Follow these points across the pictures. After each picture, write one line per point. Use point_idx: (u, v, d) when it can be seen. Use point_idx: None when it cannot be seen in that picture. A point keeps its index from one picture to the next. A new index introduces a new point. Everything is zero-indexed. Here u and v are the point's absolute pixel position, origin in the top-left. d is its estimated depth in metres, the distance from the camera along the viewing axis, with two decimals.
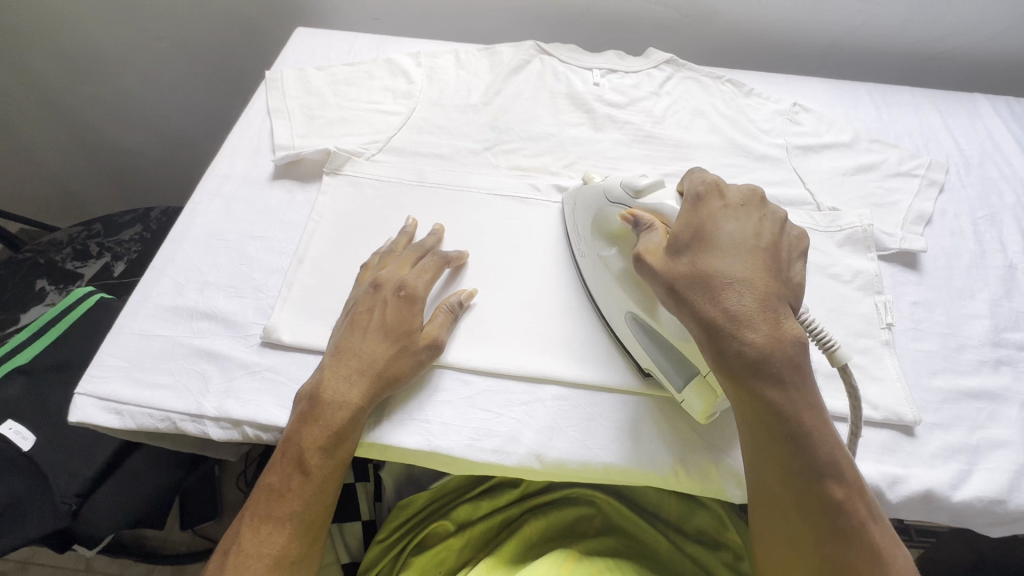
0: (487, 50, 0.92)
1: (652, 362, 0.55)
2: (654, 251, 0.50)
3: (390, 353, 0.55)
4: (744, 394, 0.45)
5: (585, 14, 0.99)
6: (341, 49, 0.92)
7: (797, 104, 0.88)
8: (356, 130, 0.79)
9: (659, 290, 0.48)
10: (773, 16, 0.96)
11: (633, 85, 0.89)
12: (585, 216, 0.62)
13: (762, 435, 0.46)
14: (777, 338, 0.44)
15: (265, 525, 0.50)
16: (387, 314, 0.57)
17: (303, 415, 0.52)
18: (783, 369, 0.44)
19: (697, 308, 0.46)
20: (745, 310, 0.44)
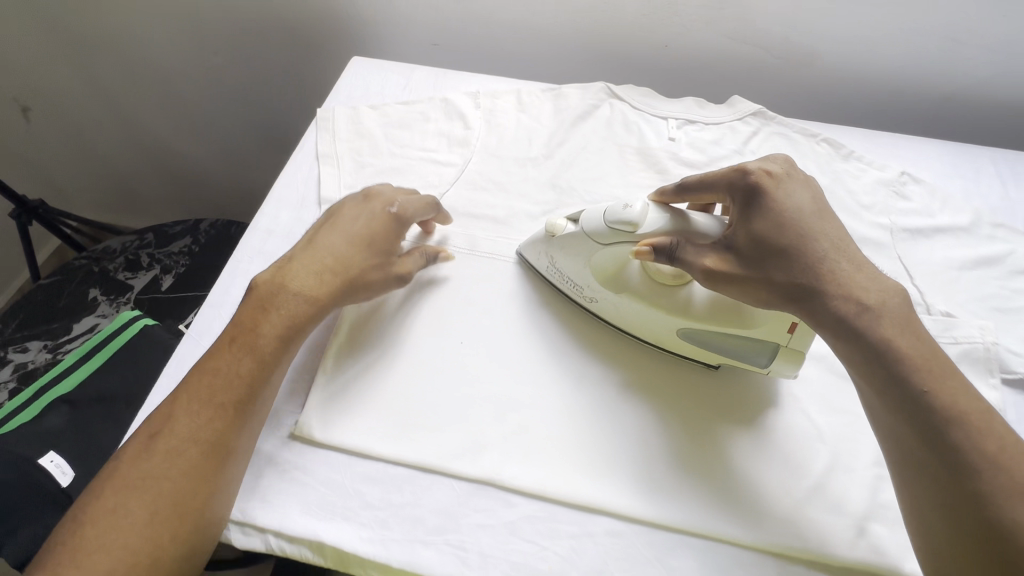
0: (553, 92, 0.84)
1: (725, 355, 0.58)
2: (718, 258, 0.52)
3: (360, 261, 0.59)
4: (863, 349, 0.47)
5: (662, 51, 0.90)
6: (396, 83, 0.87)
7: (905, 172, 0.76)
8: (407, 183, 0.74)
9: (755, 280, 0.51)
10: (883, 62, 0.84)
11: (713, 140, 0.79)
12: (566, 260, 0.62)
13: (887, 391, 0.47)
14: (879, 293, 0.48)
15: (152, 471, 0.47)
16: (369, 226, 0.60)
17: (236, 343, 0.54)
18: (900, 320, 0.47)
19: (809, 285, 0.50)
20: (841, 269, 0.50)
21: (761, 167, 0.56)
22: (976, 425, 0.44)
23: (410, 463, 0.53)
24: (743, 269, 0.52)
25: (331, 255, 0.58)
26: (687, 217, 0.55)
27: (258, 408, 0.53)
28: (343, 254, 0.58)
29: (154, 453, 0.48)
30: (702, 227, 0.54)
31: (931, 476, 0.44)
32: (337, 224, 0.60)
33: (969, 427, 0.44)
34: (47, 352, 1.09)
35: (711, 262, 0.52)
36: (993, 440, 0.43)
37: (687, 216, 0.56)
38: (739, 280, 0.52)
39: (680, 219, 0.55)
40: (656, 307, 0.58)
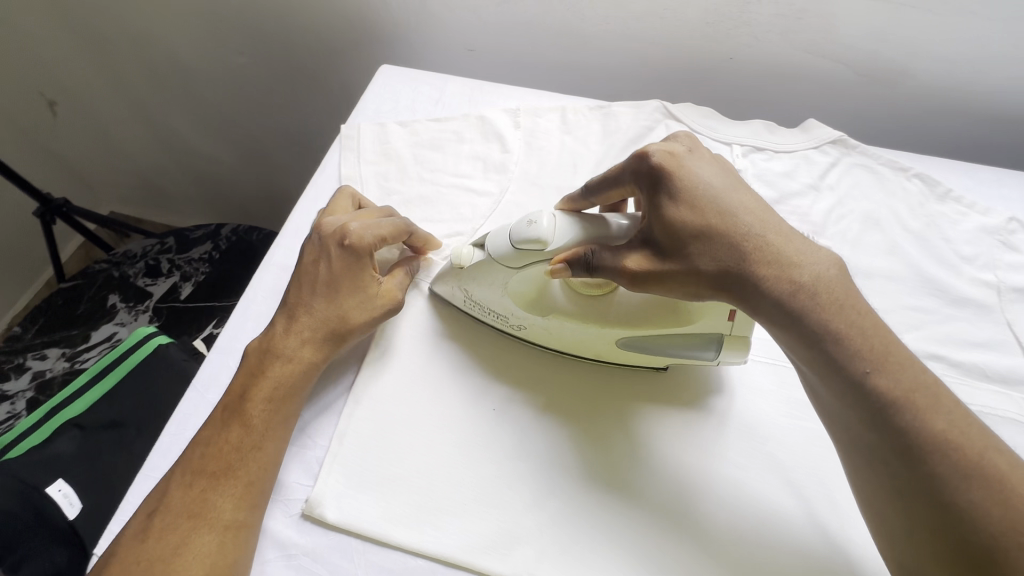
0: (602, 110, 0.75)
1: (670, 356, 0.55)
2: (639, 258, 0.48)
3: (342, 307, 0.54)
4: (801, 337, 0.44)
5: (727, 64, 0.79)
6: (429, 96, 0.79)
7: (1014, 219, 0.65)
8: (437, 215, 0.67)
9: (678, 269, 0.47)
10: (991, 84, 0.72)
11: (785, 172, 0.69)
12: (482, 291, 0.57)
13: (825, 375, 0.43)
14: (808, 273, 0.45)
15: (149, 555, 0.44)
16: (330, 267, 0.55)
17: (231, 408, 0.50)
18: (835, 296, 0.44)
19: (739, 268, 0.46)
20: (762, 242, 0.46)
21: (662, 147, 0.52)
22: (923, 406, 0.40)
23: (433, 545, 0.48)
24: (667, 259, 0.47)
25: (305, 310, 0.54)
26: (600, 222, 0.52)
27: (261, 475, 0.48)
28: (310, 306, 0.54)
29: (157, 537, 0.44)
30: (617, 227, 0.52)
31: (882, 461, 0.41)
32: (304, 268, 0.55)
33: (909, 402, 0.40)
34: (65, 361, 1.06)
35: (632, 263, 0.48)
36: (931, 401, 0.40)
37: (601, 222, 0.52)
38: (666, 274, 0.47)
39: (589, 226, 0.51)
40: (589, 321, 0.55)
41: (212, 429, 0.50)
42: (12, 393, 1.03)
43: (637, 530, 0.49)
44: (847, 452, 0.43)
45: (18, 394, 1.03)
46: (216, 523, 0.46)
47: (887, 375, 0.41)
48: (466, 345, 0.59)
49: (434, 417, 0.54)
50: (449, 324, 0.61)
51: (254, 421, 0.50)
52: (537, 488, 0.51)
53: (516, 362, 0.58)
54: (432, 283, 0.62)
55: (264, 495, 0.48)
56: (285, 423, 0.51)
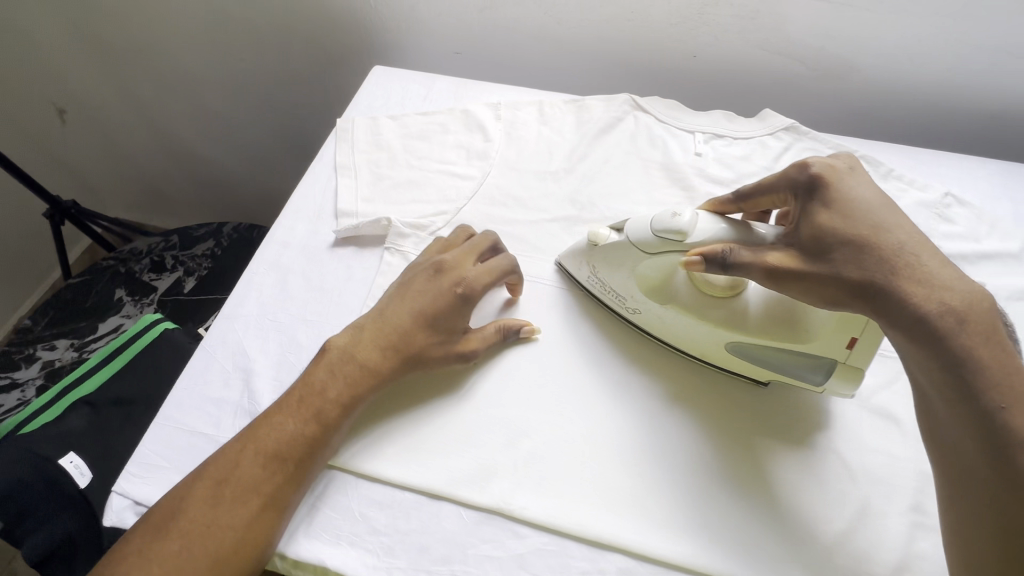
0: (575, 104, 0.82)
1: (774, 371, 0.56)
2: (785, 258, 0.48)
3: (427, 338, 0.56)
4: (938, 357, 0.42)
5: (690, 62, 0.87)
6: (417, 93, 0.86)
7: (949, 194, 0.72)
8: (423, 196, 0.73)
9: (820, 277, 0.46)
10: (927, 78, 0.80)
11: (742, 157, 0.76)
12: (608, 272, 0.59)
13: (952, 396, 0.42)
14: (956, 301, 0.43)
15: (209, 512, 0.47)
16: (437, 301, 0.57)
17: (305, 398, 0.52)
18: (984, 328, 0.42)
19: (885, 283, 0.45)
20: (919, 267, 0.45)
21: (823, 161, 0.53)
22: None
23: (419, 480, 0.52)
24: (811, 266, 0.47)
25: (401, 325, 0.56)
26: (743, 227, 0.52)
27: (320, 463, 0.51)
28: (404, 326, 0.55)
29: (219, 498, 0.47)
30: (760, 233, 0.51)
31: (985, 481, 0.41)
32: (427, 284, 0.58)
33: None
34: (73, 351, 1.12)
35: (776, 259, 0.48)
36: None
37: (744, 228, 0.52)
38: (808, 278, 0.47)
39: (736, 228, 0.52)
40: (704, 319, 0.55)
41: (285, 410, 0.52)
42: (23, 380, 1.08)
43: (678, 509, 0.51)
44: (951, 476, 0.43)
45: (29, 381, 1.08)
46: (274, 497, 0.48)
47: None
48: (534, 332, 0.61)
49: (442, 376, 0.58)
50: None
51: (327, 419, 0.51)
52: (582, 472, 0.53)
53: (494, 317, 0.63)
54: (560, 260, 0.66)
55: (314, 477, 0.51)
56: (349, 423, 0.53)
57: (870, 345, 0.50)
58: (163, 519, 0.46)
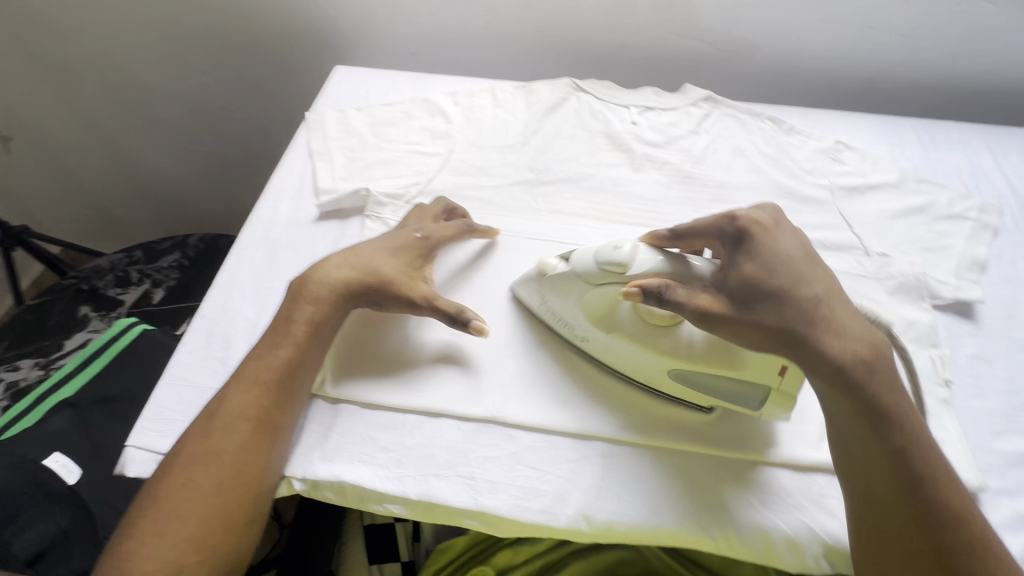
0: (524, 89, 0.92)
1: (716, 398, 0.57)
2: (712, 302, 0.51)
3: (383, 260, 0.62)
4: (854, 404, 0.49)
5: (620, 50, 1.00)
6: (380, 88, 0.94)
7: (839, 141, 0.86)
8: (396, 172, 0.80)
9: (744, 323, 0.50)
10: (814, 53, 0.95)
11: (671, 123, 0.88)
12: (561, 304, 0.61)
13: (861, 428, 0.49)
14: (863, 352, 0.49)
15: (209, 442, 0.52)
16: (394, 237, 0.65)
17: (278, 331, 0.58)
18: (884, 375, 0.49)
19: (804, 332, 0.49)
20: (836, 320, 0.50)
21: (749, 214, 0.56)
22: (942, 477, 0.47)
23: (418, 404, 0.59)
24: (739, 314, 0.51)
25: (362, 257, 0.62)
26: (682, 262, 0.54)
27: (303, 386, 0.57)
28: (361, 253, 0.63)
29: (212, 430, 0.52)
30: (696, 266, 0.54)
31: (893, 512, 0.47)
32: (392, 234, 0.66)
33: (933, 474, 0.47)
34: (40, 369, 1.10)
35: (701, 303, 0.51)
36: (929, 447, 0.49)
37: (684, 264, 0.54)
38: (734, 321, 0.51)
39: (675, 261, 0.54)
40: (648, 347, 0.56)
41: (264, 347, 0.58)
42: None
43: (642, 402, 0.60)
44: (865, 507, 0.48)
45: None
46: (263, 416, 0.54)
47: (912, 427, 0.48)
48: (507, 272, 0.70)
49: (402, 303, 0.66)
50: None
51: (300, 340, 0.57)
52: (550, 375, 0.62)
53: (475, 266, 0.70)
54: (511, 289, 0.68)
55: (301, 397, 0.57)
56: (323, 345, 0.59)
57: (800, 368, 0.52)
58: (168, 459, 0.52)
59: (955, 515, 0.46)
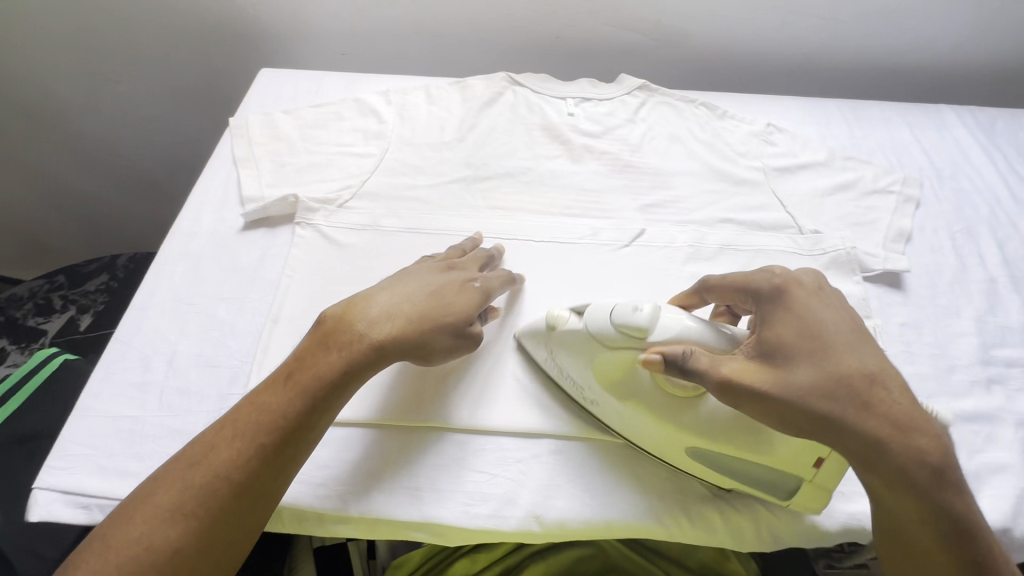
0: (459, 84, 0.90)
1: (741, 482, 0.51)
2: (745, 372, 0.45)
3: (436, 315, 0.54)
4: (916, 505, 0.42)
5: (554, 42, 0.99)
6: (308, 90, 0.90)
7: (770, 124, 0.87)
8: (327, 176, 0.77)
9: (780, 406, 0.44)
10: (743, 38, 0.97)
11: (608, 113, 0.88)
12: (569, 361, 0.55)
13: (922, 531, 0.42)
14: (927, 446, 0.42)
15: (182, 498, 0.44)
16: (450, 287, 0.56)
17: (292, 377, 0.50)
18: (951, 478, 0.42)
19: (847, 418, 0.43)
20: (889, 412, 0.44)
21: (791, 275, 0.51)
22: None
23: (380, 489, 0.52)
24: (776, 392, 0.44)
25: (418, 310, 0.53)
26: (713, 330, 0.49)
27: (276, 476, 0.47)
28: (412, 305, 0.53)
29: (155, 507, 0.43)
30: (727, 335, 0.49)
31: None
32: (435, 274, 0.58)
33: None
34: None
35: (734, 379, 0.45)
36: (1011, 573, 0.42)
37: (717, 333, 0.49)
38: (767, 397, 0.44)
39: (711, 329, 0.49)
40: (667, 423, 0.49)
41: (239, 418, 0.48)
42: None
43: None
44: None
45: None
46: (249, 479, 0.46)
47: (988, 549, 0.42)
48: None
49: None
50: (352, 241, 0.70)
51: (310, 396, 0.49)
52: (495, 374, 0.60)
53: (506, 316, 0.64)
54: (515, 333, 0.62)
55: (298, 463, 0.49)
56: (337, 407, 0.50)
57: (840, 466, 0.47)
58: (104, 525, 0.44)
59: None
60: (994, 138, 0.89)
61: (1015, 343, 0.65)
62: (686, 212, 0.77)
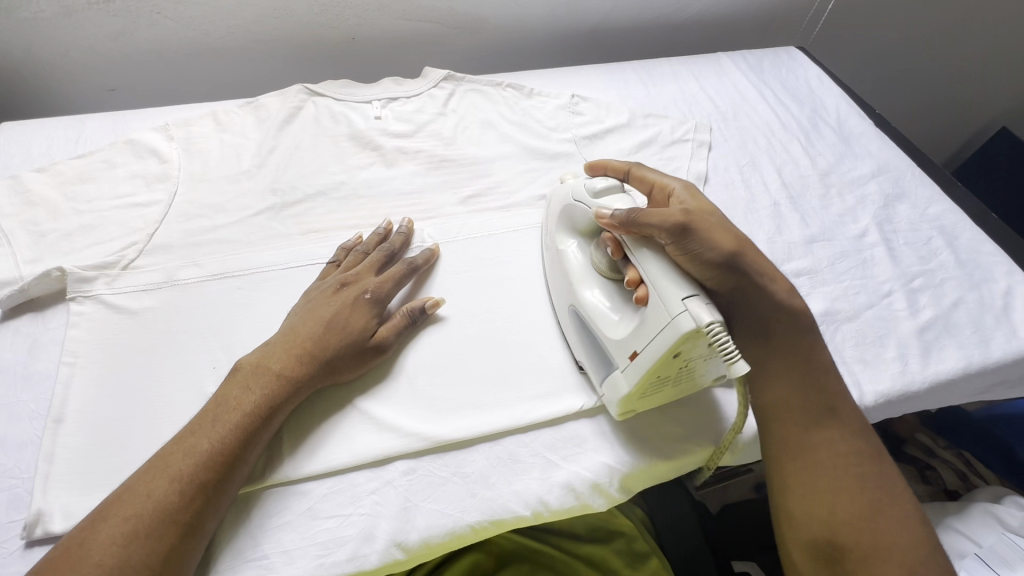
0: (251, 104, 0.82)
1: (587, 360, 0.58)
2: (678, 215, 0.51)
3: (334, 345, 0.55)
4: (789, 335, 0.55)
5: (351, 43, 0.94)
6: (66, 139, 0.78)
7: (575, 95, 0.90)
8: (104, 237, 0.67)
9: (700, 250, 0.51)
10: (537, 15, 0.99)
11: (417, 109, 0.85)
12: (555, 217, 0.64)
13: (799, 364, 0.55)
14: (788, 295, 0.56)
15: (114, 547, 0.41)
16: (348, 311, 0.57)
17: (219, 415, 0.49)
18: (796, 324, 0.56)
19: (744, 265, 0.53)
20: (795, 298, 0.56)
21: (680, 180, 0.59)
22: (855, 434, 0.53)
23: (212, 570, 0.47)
24: (707, 239, 0.52)
25: (318, 344, 0.54)
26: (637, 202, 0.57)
27: (206, 517, 0.45)
28: (316, 339, 0.55)
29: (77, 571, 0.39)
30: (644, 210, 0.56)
31: (824, 449, 0.52)
32: (335, 294, 0.59)
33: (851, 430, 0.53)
34: None
35: (675, 217, 0.51)
36: (866, 431, 0.54)
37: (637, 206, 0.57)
38: (693, 241, 0.51)
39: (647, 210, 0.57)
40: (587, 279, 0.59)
41: (161, 462, 0.46)
42: None
43: (442, 406, 0.57)
44: (813, 457, 0.52)
45: None
46: (190, 502, 0.44)
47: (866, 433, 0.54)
48: (263, 313, 0.63)
49: (146, 392, 0.56)
50: (145, 304, 0.61)
51: (243, 430, 0.49)
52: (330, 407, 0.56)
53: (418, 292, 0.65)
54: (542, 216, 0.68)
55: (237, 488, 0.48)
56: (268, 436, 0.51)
57: (645, 368, 0.49)
58: None
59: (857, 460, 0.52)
60: (763, 76, 1.01)
61: (800, 255, 0.75)
62: (509, 196, 0.78)
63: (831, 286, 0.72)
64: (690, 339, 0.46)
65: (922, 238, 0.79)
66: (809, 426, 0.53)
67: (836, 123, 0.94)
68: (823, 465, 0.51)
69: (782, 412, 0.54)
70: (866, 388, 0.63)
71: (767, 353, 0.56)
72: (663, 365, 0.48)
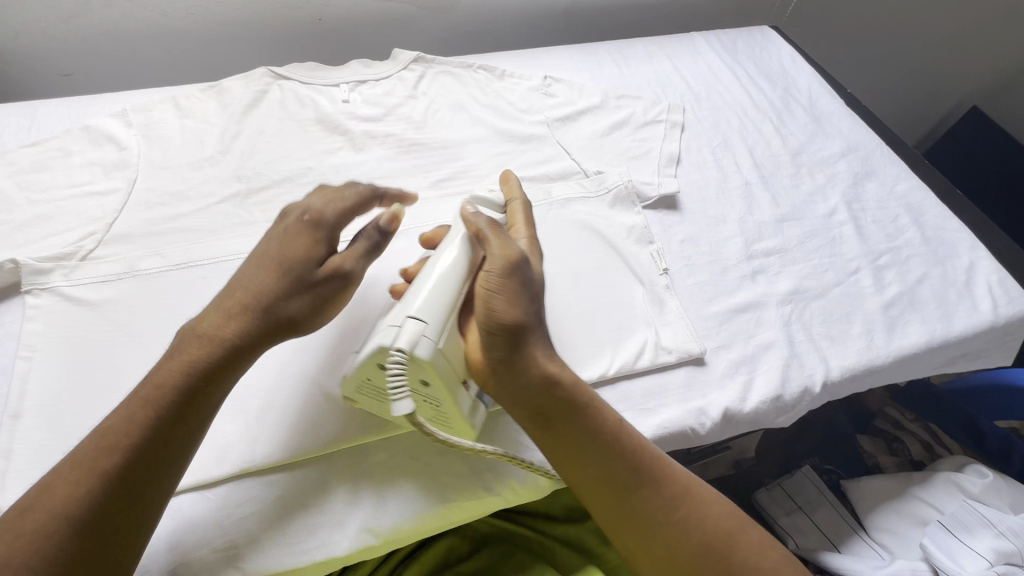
0: (213, 88, 0.79)
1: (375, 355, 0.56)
2: (502, 252, 0.51)
3: (269, 283, 0.48)
4: (527, 405, 0.50)
5: (318, 25, 0.92)
6: (19, 126, 0.75)
7: (547, 76, 0.89)
8: (61, 227, 0.65)
9: (494, 305, 0.49)
10: None
11: (386, 92, 0.83)
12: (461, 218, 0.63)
13: (557, 433, 0.50)
14: (559, 377, 0.50)
15: (40, 543, 0.38)
16: (285, 240, 0.50)
17: (149, 385, 0.44)
18: (573, 402, 0.50)
19: (524, 337, 0.49)
20: (573, 377, 0.51)
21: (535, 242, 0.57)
22: (661, 499, 0.49)
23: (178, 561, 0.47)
24: (509, 298, 0.49)
25: (251, 285, 0.48)
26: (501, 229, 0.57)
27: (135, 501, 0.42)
28: (252, 279, 0.49)
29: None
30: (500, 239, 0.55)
31: (633, 505, 0.49)
32: (282, 236, 0.51)
33: (665, 495, 0.49)
34: None
35: (500, 255, 0.51)
36: (679, 498, 0.50)
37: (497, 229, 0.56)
38: (495, 286, 0.50)
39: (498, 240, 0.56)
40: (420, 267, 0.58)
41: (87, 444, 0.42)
42: None
43: None
44: (627, 515, 0.49)
45: None
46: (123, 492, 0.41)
47: (675, 500, 0.50)
48: None
49: (108, 386, 0.55)
50: (105, 296, 0.60)
51: (170, 404, 0.44)
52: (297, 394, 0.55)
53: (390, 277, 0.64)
54: None
55: (181, 467, 0.44)
56: (212, 408, 0.46)
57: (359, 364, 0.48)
58: None
59: (673, 516, 0.49)
60: (736, 56, 1.00)
61: (770, 235, 0.75)
62: (480, 180, 0.78)
63: (800, 264, 0.73)
64: (385, 352, 0.46)
65: (890, 216, 0.80)
66: (584, 475, 0.50)
67: (807, 103, 0.94)
68: (649, 530, 0.49)
69: (578, 467, 0.50)
70: (832, 364, 0.64)
71: (545, 432, 0.50)
72: (371, 367, 0.48)
